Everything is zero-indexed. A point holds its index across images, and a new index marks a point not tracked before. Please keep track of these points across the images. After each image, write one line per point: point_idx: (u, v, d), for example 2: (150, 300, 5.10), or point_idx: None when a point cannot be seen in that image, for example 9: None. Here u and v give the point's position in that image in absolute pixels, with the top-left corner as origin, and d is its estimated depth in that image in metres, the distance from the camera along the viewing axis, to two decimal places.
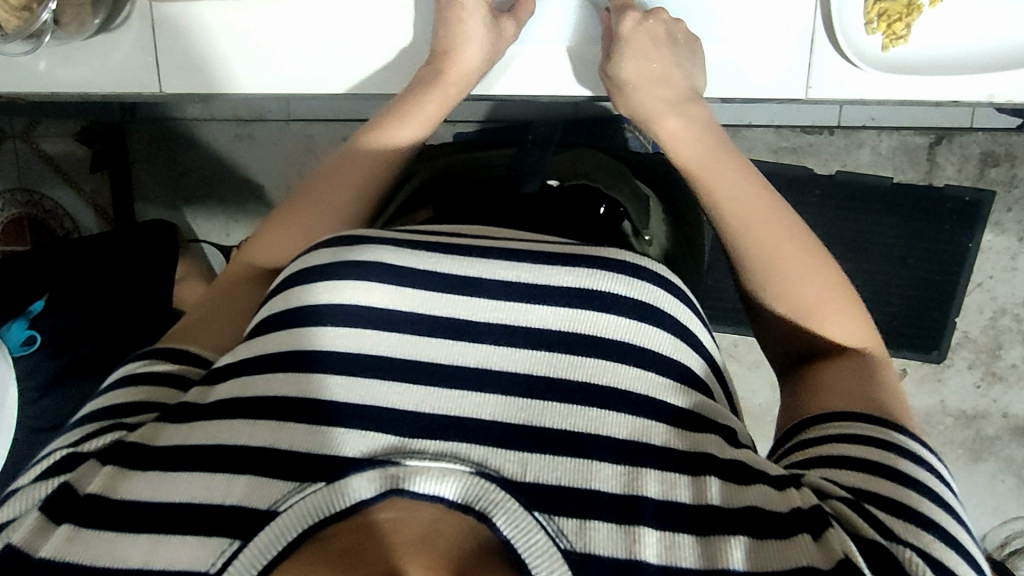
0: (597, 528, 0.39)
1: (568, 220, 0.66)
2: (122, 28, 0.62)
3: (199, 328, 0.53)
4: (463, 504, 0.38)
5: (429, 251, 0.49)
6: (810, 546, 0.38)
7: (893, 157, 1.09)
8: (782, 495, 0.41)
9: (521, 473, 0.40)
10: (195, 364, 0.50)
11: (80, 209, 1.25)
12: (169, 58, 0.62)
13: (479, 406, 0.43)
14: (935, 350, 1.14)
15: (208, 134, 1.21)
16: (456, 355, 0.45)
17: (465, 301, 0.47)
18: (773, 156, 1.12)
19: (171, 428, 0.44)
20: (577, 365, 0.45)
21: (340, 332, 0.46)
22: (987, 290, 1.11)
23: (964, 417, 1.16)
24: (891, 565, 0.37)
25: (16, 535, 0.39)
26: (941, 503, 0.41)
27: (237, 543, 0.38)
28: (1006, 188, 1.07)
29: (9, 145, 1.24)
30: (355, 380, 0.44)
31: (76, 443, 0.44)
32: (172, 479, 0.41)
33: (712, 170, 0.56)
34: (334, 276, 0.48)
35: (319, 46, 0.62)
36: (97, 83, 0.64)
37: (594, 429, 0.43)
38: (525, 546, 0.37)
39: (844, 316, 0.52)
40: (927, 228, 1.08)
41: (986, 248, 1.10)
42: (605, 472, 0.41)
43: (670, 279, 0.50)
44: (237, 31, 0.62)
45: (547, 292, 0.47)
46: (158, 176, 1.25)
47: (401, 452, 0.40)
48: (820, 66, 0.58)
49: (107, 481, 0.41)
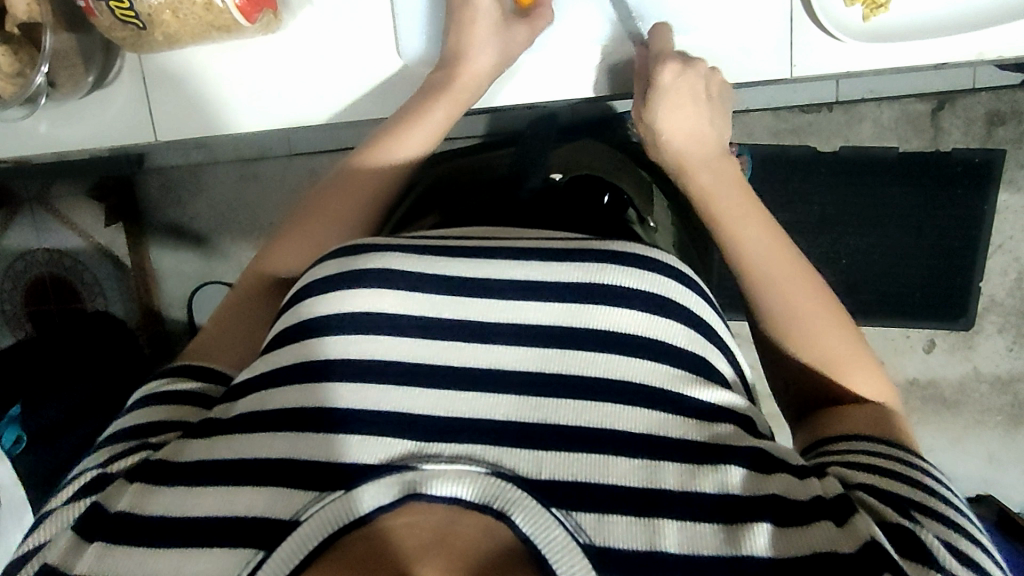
0: (616, 521, 0.38)
1: (573, 212, 0.66)
2: (114, 83, 0.64)
3: (217, 347, 0.55)
4: (480, 503, 0.37)
5: (441, 257, 0.49)
6: (833, 531, 0.38)
7: (896, 127, 1.07)
8: (806, 484, 0.41)
9: (535, 471, 0.40)
10: (215, 381, 0.53)
11: (99, 262, 1.28)
12: (162, 106, 0.64)
13: (492, 407, 0.43)
14: (962, 318, 1.12)
15: (213, 178, 1.24)
16: (469, 357, 0.45)
17: (476, 302, 0.47)
18: (774, 139, 1.10)
19: (194, 443, 0.44)
20: (591, 363, 0.45)
21: (352, 340, 0.46)
22: (1010, 250, 1.09)
23: (1000, 382, 1.14)
24: (918, 548, 0.38)
25: (52, 554, 0.40)
26: (956, 505, 0.42)
27: (260, 553, 0.37)
28: (1016, 145, 1.06)
29: (27, 210, 1.27)
30: (368, 386, 0.44)
31: (105, 462, 0.45)
32: (197, 495, 0.41)
33: (736, 221, 0.55)
34: (343, 284, 0.48)
35: (305, 79, 0.63)
36: (97, 141, 0.66)
37: (609, 423, 0.42)
38: (545, 542, 0.37)
39: (869, 374, 0.52)
40: (940, 194, 1.07)
41: (1004, 209, 1.08)
42: (622, 466, 0.41)
43: (680, 267, 0.50)
44: (223, 73, 0.63)
45: (554, 290, 0.47)
46: (169, 226, 1.27)
47: (418, 456, 0.40)
48: (802, 43, 0.58)
49: (134, 498, 0.42)
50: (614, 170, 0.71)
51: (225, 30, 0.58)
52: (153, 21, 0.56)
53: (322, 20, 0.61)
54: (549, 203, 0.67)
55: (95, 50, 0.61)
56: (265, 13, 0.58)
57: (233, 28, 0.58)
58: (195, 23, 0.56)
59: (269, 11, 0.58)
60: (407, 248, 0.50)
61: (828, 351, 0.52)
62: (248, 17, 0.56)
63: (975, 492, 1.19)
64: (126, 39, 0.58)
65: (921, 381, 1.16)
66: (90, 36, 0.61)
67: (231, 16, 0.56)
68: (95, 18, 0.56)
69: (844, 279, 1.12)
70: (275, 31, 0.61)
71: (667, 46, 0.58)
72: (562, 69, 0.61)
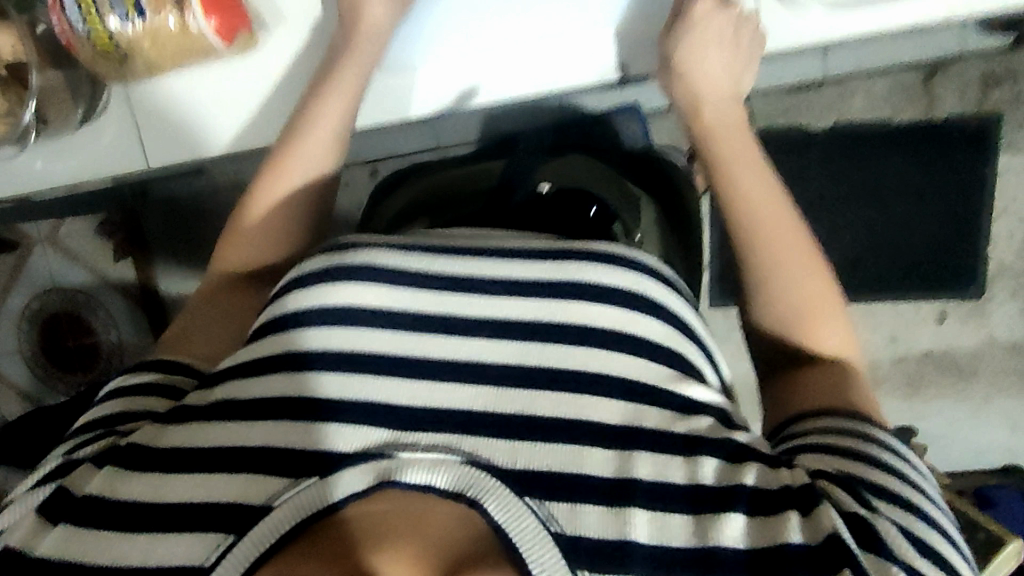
0: (587, 511, 0.40)
1: (558, 221, 0.67)
2: (103, 116, 0.65)
3: (199, 336, 0.57)
4: (454, 492, 0.39)
5: (426, 253, 0.50)
6: (797, 523, 0.40)
7: (888, 98, 1.06)
8: (774, 472, 0.43)
9: (511, 461, 0.41)
10: (186, 375, 0.54)
11: (109, 295, 1.31)
12: (149, 132, 0.65)
13: (471, 397, 0.44)
14: (971, 285, 1.11)
15: (216, 208, 1.27)
16: (446, 349, 0.46)
17: (457, 298, 0.48)
18: (765, 122, 1.10)
19: (176, 428, 0.46)
20: (565, 355, 0.46)
21: (334, 331, 0.46)
22: (1015, 213, 1.08)
23: (1017, 346, 1.12)
24: (872, 536, 0.40)
25: (16, 536, 0.43)
26: (912, 482, 0.44)
27: (230, 538, 0.39)
28: (1014, 107, 1.04)
29: (37, 250, 1.29)
30: (348, 376, 0.45)
31: (70, 452, 0.47)
32: (172, 481, 0.43)
33: (740, 184, 0.58)
34: (329, 278, 0.48)
35: (283, 97, 0.64)
36: (87, 173, 0.67)
37: (586, 415, 0.44)
38: (516, 530, 0.38)
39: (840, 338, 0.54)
40: (938, 161, 1.06)
41: (1005, 171, 1.07)
42: (596, 457, 0.42)
43: (656, 267, 0.51)
44: (203, 94, 0.64)
45: (536, 287, 0.48)
46: (176, 255, 1.30)
47: (395, 445, 0.41)
48: (770, 13, 0.59)
49: (104, 481, 0.44)
50: (598, 178, 0.72)
51: (202, 55, 0.60)
52: (133, 50, 0.57)
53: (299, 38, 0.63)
54: (527, 211, 0.69)
55: (82, 84, 0.64)
56: (241, 35, 0.60)
57: (211, 52, 0.59)
58: (173, 50, 0.58)
59: (244, 32, 0.60)
60: (392, 245, 0.50)
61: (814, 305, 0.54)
62: (223, 40, 0.58)
63: (999, 461, 1.17)
64: (110, 71, 0.60)
65: (933, 351, 1.15)
66: (77, 72, 0.64)
67: (208, 41, 0.58)
68: (76, 51, 0.57)
69: (846, 255, 1.11)
70: (252, 50, 0.63)
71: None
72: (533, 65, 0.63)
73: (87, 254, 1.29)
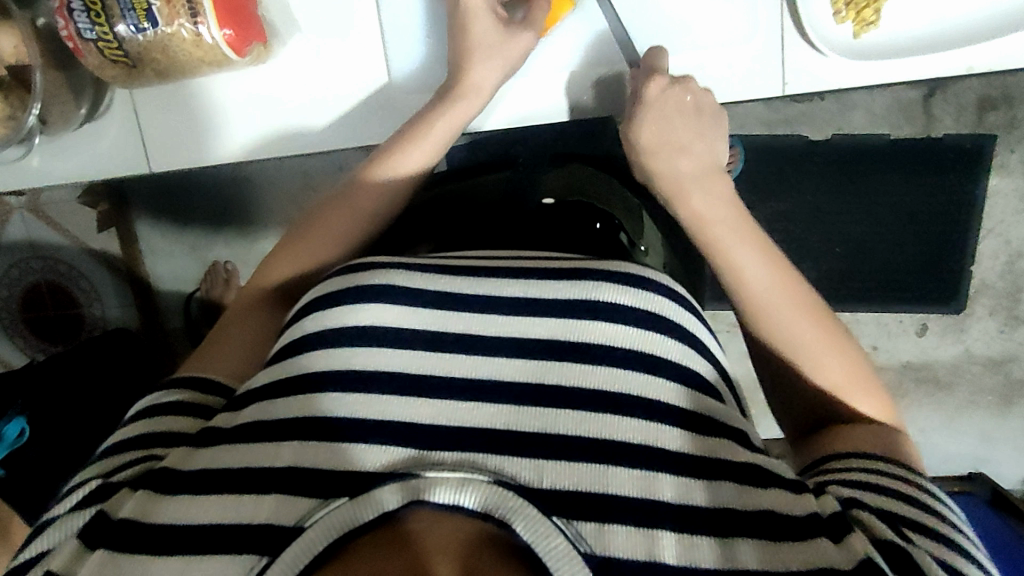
0: (616, 531, 0.41)
1: (566, 236, 0.70)
2: (105, 117, 0.67)
3: (219, 357, 0.58)
4: (481, 512, 0.40)
5: (452, 275, 0.54)
6: (832, 552, 0.41)
7: (888, 115, 1.08)
8: (800, 500, 0.45)
9: (536, 479, 0.43)
10: (214, 393, 0.55)
11: (92, 267, 1.28)
12: (155, 139, 0.67)
13: (494, 415, 0.46)
14: (954, 302, 1.13)
15: (206, 183, 1.23)
16: (469, 366, 0.49)
17: (474, 317, 0.51)
18: (766, 130, 1.10)
19: (201, 453, 0.48)
20: (587, 373, 0.48)
21: (356, 351, 0.49)
22: (1001, 234, 1.10)
23: (992, 363, 1.16)
24: (911, 564, 0.41)
25: (56, 563, 0.43)
26: (938, 514, 0.46)
27: (264, 559, 0.40)
28: (1006, 130, 1.07)
29: (18, 217, 1.26)
30: (371, 397, 0.47)
31: (105, 476, 0.48)
32: (201, 502, 0.44)
33: (732, 251, 0.59)
34: (351, 298, 0.52)
35: (290, 97, 0.65)
36: (89, 174, 0.68)
37: (608, 434, 0.45)
38: (547, 551, 0.38)
39: (865, 393, 0.56)
40: (935, 182, 1.06)
41: (995, 193, 1.09)
42: (622, 477, 0.44)
43: (673, 287, 0.54)
44: (214, 98, 0.65)
45: (551, 306, 0.51)
46: (161, 229, 1.26)
47: (422, 464, 0.43)
48: (794, 59, 0.62)
49: (138, 506, 0.45)
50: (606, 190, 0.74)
51: (215, 65, 0.61)
52: (142, 59, 0.59)
53: (309, 45, 0.64)
54: (541, 225, 0.71)
55: (84, 85, 0.65)
56: (256, 46, 0.61)
57: (223, 63, 0.60)
58: (184, 58, 0.59)
59: (258, 44, 0.60)
60: (410, 266, 0.54)
61: (831, 373, 0.56)
62: (238, 52, 0.59)
63: (968, 469, 1.21)
64: (117, 77, 0.61)
65: (913, 363, 1.18)
66: (78, 73, 0.64)
67: (221, 51, 0.59)
68: (84, 59, 0.59)
69: (838, 266, 1.13)
70: (265, 61, 0.64)
71: (659, 64, 0.62)
72: (545, 88, 0.66)
73: (72, 224, 1.26)
